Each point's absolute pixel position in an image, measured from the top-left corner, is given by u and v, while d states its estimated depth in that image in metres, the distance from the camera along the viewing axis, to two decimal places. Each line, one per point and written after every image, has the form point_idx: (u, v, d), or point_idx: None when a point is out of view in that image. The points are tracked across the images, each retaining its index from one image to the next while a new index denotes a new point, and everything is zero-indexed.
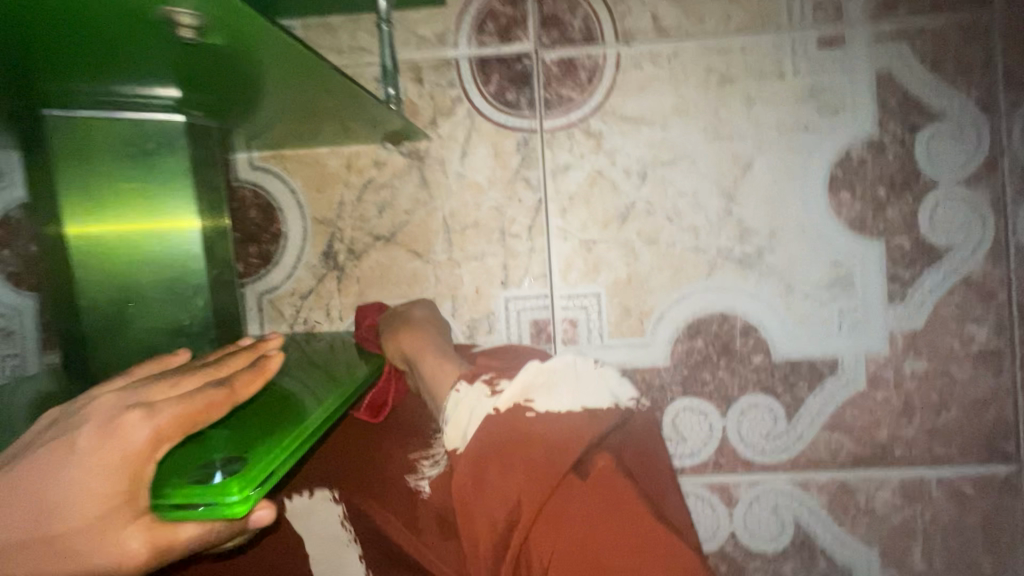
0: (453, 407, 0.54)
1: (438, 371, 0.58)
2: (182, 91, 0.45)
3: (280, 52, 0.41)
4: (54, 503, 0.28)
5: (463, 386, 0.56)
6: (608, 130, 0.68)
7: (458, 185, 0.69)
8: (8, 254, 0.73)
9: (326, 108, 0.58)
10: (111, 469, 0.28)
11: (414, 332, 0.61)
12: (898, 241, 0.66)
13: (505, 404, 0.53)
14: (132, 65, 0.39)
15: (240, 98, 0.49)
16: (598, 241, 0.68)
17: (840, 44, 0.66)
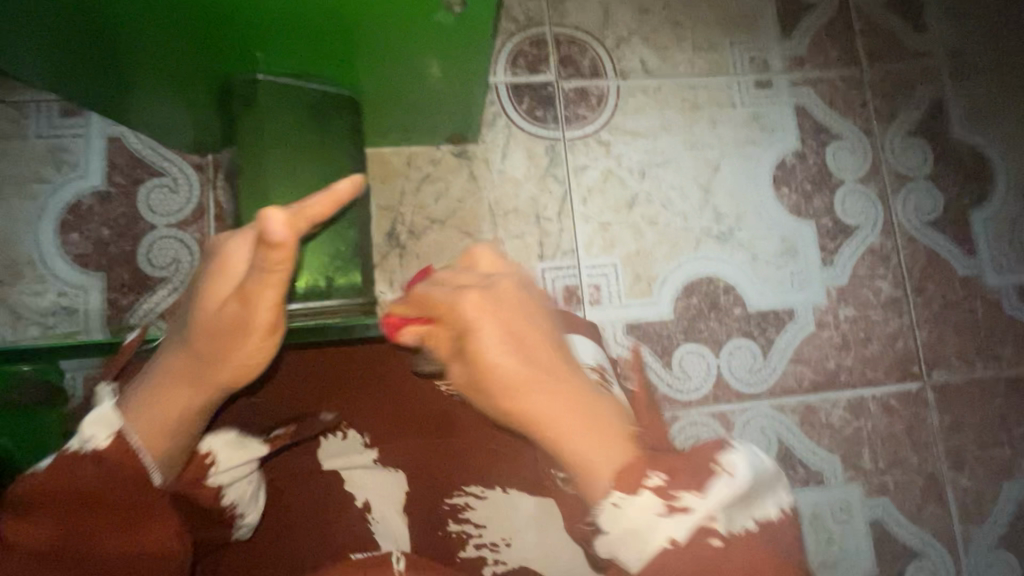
0: (610, 519, 0.39)
1: (595, 441, 0.41)
2: (381, 77, 0.61)
3: (466, 53, 0.59)
4: (233, 320, 0.46)
5: (619, 494, 0.39)
6: (615, 139, 0.89)
7: (501, 179, 0.86)
8: (76, 237, 0.78)
9: (429, 116, 0.74)
10: (258, 286, 0.45)
11: (506, 372, 0.44)
12: (823, 221, 0.91)
13: (685, 534, 0.38)
14: (349, 42, 0.55)
15: (391, 88, 0.64)
16: (613, 223, 0.87)
17: (770, 86, 0.93)
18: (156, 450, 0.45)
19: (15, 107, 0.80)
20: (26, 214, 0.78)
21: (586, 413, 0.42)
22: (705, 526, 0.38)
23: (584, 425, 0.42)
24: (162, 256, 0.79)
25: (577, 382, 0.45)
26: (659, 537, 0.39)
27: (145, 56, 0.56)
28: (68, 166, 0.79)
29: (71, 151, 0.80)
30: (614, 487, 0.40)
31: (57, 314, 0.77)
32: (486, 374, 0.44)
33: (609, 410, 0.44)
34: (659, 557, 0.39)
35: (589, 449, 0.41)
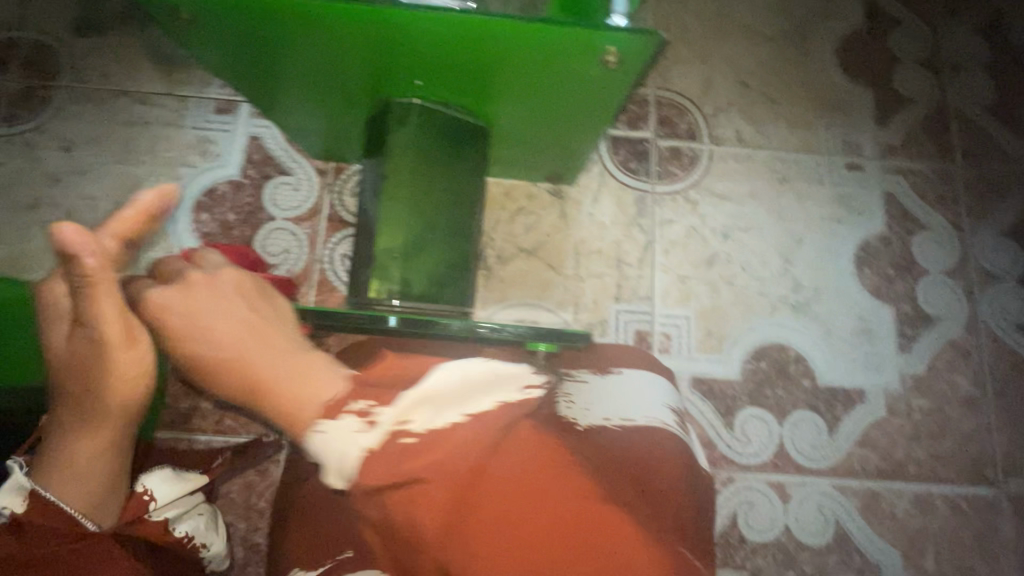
0: (323, 455, 0.38)
1: (299, 380, 0.42)
2: (519, 107, 0.64)
3: (601, 97, 0.62)
4: (79, 368, 0.47)
5: (327, 422, 0.39)
6: (702, 199, 0.93)
7: (589, 221, 0.91)
8: (207, 218, 0.87)
9: (548, 138, 0.74)
10: (117, 326, 0.46)
11: (218, 334, 0.45)
12: (903, 307, 0.90)
13: (376, 441, 0.38)
14: (509, 64, 0.57)
15: (526, 110, 0.65)
16: (691, 277, 0.90)
17: (860, 169, 0.96)
18: (83, 501, 0.51)
19: (178, 99, 0.91)
20: None
21: (291, 370, 0.42)
22: (427, 427, 0.38)
23: (296, 376, 0.42)
24: (277, 245, 0.87)
25: (283, 343, 0.46)
26: (363, 445, 0.38)
27: (314, 61, 0.60)
28: (213, 155, 0.90)
29: (217, 143, 0.90)
30: (318, 417, 0.40)
31: None
32: (195, 337, 0.45)
33: (322, 368, 0.43)
34: (359, 470, 0.37)
35: (307, 396, 0.41)
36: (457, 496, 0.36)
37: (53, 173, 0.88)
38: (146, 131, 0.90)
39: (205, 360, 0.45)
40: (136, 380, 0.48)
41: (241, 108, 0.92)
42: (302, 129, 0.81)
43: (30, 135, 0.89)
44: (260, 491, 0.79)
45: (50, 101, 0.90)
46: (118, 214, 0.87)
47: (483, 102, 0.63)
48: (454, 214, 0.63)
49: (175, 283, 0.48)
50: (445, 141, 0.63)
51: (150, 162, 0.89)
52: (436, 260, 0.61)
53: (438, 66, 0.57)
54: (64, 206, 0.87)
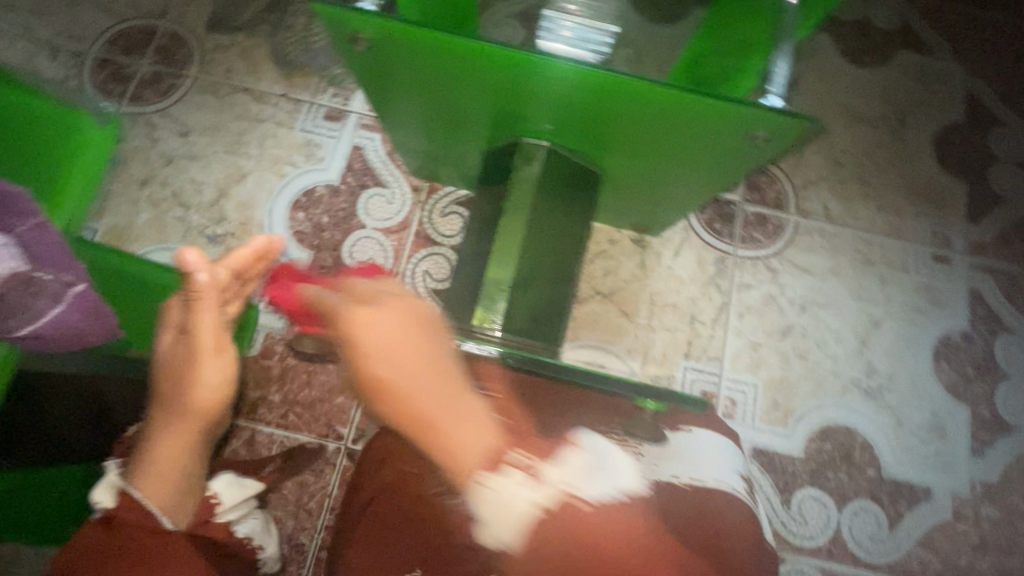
0: (484, 504, 0.37)
1: (474, 440, 0.38)
2: (647, 157, 0.64)
3: (738, 162, 0.59)
4: (183, 373, 0.55)
5: (494, 476, 0.37)
6: (783, 269, 0.93)
7: (667, 274, 0.91)
8: (302, 217, 0.91)
9: (663, 186, 0.71)
10: (199, 332, 0.55)
11: (396, 376, 0.40)
12: (980, 410, 0.88)
13: (553, 501, 0.37)
14: (646, 116, 0.55)
15: (650, 158, 0.64)
16: (763, 345, 0.89)
17: (947, 262, 0.95)
18: (163, 500, 0.52)
19: (292, 102, 0.96)
20: (270, 187, 0.92)
21: (460, 421, 0.39)
22: (561, 495, 0.37)
23: (464, 421, 0.39)
24: (363, 253, 0.90)
25: (456, 386, 0.41)
26: (529, 506, 0.37)
27: (450, 90, 0.60)
28: (315, 159, 0.94)
29: (321, 148, 0.94)
30: (479, 469, 0.38)
31: None
32: (371, 369, 0.40)
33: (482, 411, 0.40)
34: (532, 528, 0.37)
35: (473, 457, 0.38)
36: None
37: (168, 155, 0.93)
38: (258, 127, 0.95)
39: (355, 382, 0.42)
40: (218, 384, 0.57)
41: (348, 117, 0.95)
42: (405, 147, 0.83)
43: (153, 116, 0.94)
44: (312, 491, 0.80)
45: (176, 87, 0.96)
46: (221, 201, 0.91)
47: (609, 150, 0.64)
48: (558, 257, 0.67)
49: (364, 302, 0.43)
50: (562, 189, 0.66)
51: (258, 157, 0.94)
52: (541, 291, 0.66)
53: (572, 117, 0.59)
54: (173, 187, 0.91)
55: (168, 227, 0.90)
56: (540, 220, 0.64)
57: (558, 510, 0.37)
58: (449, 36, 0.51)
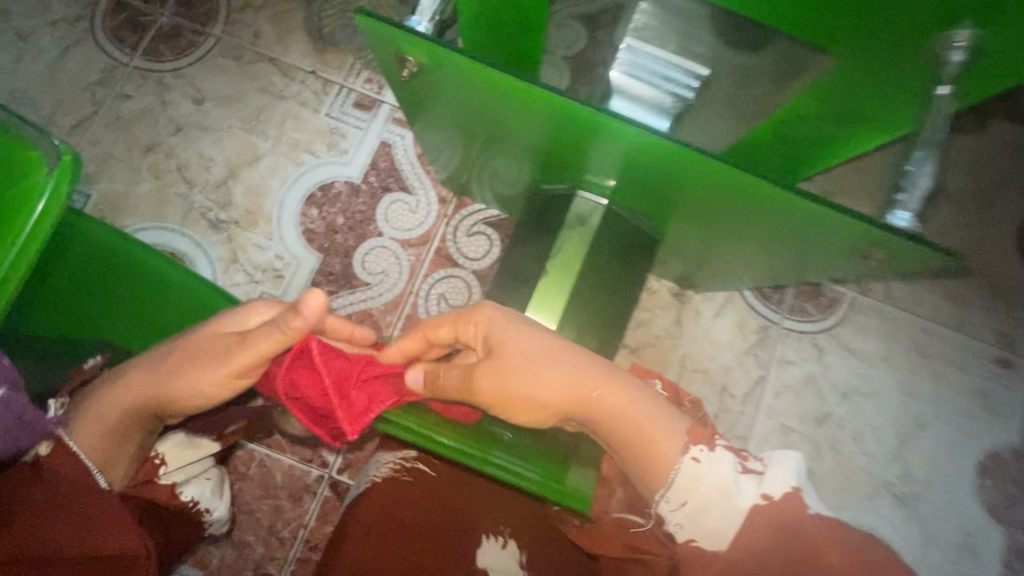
0: (690, 480, 0.48)
1: (647, 416, 0.51)
2: (719, 240, 0.56)
3: (829, 266, 0.52)
4: (192, 374, 0.52)
5: (701, 451, 0.50)
6: (830, 349, 0.84)
7: (703, 335, 0.83)
8: (315, 213, 0.82)
9: (724, 260, 0.61)
10: (240, 359, 0.51)
11: (553, 371, 0.52)
12: (1018, 536, 0.80)
13: (775, 493, 0.46)
14: (734, 202, 0.48)
15: (721, 236, 0.55)
16: (795, 430, 0.82)
17: (1010, 367, 0.86)
18: (96, 452, 0.53)
19: (320, 81, 0.86)
20: (284, 175, 0.83)
21: (631, 400, 0.52)
22: (789, 489, 0.46)
23: (646, 419, 0.51)
24: (376, 264, 0.81)
25: (610, 374, 0.53)
26: (745, 494, 0.47)
27: (499, 126, 0.54)
28: (337, 150, 0.84)
29: (345, 138, 0.85)
30: (685, 449, 0.50)
31: (266, 272, 0.80)
32: (508, 348, 0.53)
33: (660, 402, 0.53)
34: (753, 512, 0.46)
35: (642, 432, 0.51)
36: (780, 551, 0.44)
37: (177, 122, 0.84)
38: (280, 104, 0.85)
39: (459, 392, 0.54)
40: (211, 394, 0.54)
41: (379, 108, 0.86)
42: (441, 153, 0.73)
43: (166, 75, 0.85)
44: (287, 519, 0.74)
45: (195, 46, 0.86)
46: (229, 183, 0.82)
47: (678, 222, 0.56)
48: (597, 326, 0.61)
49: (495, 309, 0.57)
50: (614, 255, 0.60)
51: (275, 138, 0.84)
52: None
53: (648, 182, 0.51)
54: (178, 159, 0.83)
55: (168, 204, 0.81)
56: (587, 286, 0.59)
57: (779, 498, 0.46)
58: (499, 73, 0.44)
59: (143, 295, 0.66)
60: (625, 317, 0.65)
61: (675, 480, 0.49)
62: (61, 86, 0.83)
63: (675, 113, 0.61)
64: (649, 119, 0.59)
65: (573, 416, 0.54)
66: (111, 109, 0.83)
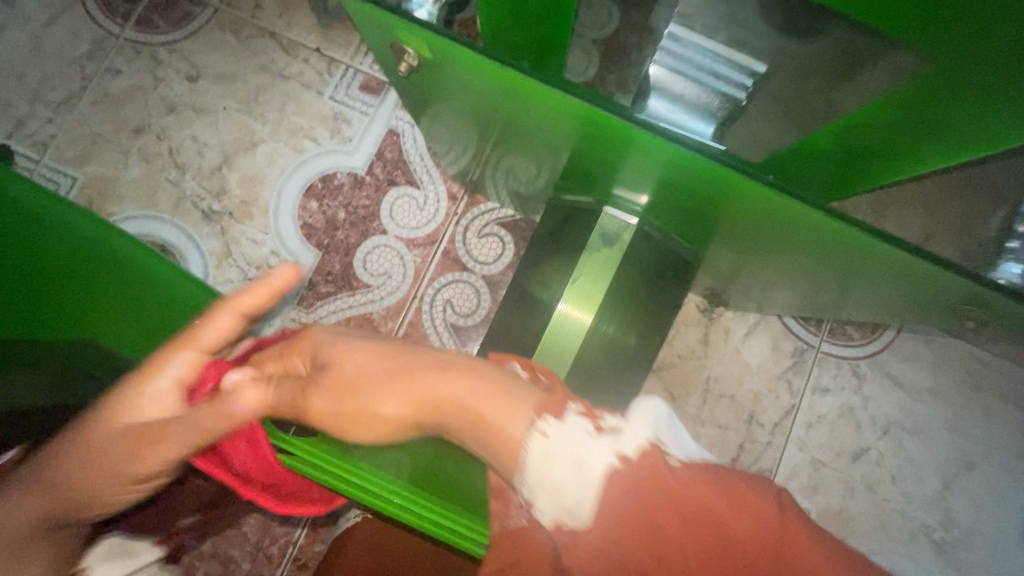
0: (543, 456, 0.42)
1: (499, 401, 0.46)
2: (779, 258, 0.50)
3: (910, 299, 0.46)
4: (103, 471, 0.49)
5: (550, 423, 0.43)
6: (872, 377, 0.76)
7: (732, 357, 0.76)
8: (315, 207, 0.76)
9: (765, 276, 0.61)
10: (146, 456, 0.48)
11: (370, 369, 0.50)
12: None
13: (627, 444, 0.41)
14: (796, 228, 0.41)
15: (759, 259, 0.53)
16: (827, 465, 0.75)
17: None
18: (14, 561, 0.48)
19: (325, 60, 0.78)
20: (283, 163, 0.77)
21: (481, 386, 0.47)
22: (646, 443, 0.42)
23: (501, 406, 0.45)
24: (378, 264, 0.75)
25: (459, 360, 0.50)
26: (602, 456, 0.41)
27: (517, 125, 0.48)
28: (340, 137, 0.77)
29: (350, 124, 0.78)
30: (540, 420, 0.44)
31: (262, 269, 0.75)
32: (336, 357, 0.52)
33: (514, 384, 0.47)
34: (609, 474, 0.40)
35: (505, 424, 0.44)
36: (654, 517, 0.39)
37: (170, 101, 0.77)
38: (280, 85, 0.78)
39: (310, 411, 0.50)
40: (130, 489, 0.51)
41: (387, 92, 0.78)
42: (453, 144, 0.65)
43: (160, 48, 0.78)
44: (276, 535, 0.70)
45: (190, 17, 0.79)
46: (224, 170, 0.76)
47: (720, 240, 0.49)
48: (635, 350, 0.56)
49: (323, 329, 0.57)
50: (649, 272, 0.53)
51: (274, 122, 0.78)
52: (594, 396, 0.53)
53: (686, 194, 0.44)
54: (171, 142, 0.77)
55: (158, 191, 0.75)
56: (617, 307, 0.53)
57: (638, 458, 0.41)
58: (507, 70, 0.38)
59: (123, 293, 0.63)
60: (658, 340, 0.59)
61: (530, 459, 0.42)
62: (48, 58, 0.77)
63: (723, 114, 0.50)
64: (693, 126, 0.50)
65: (427, 426, 0.49)
66: (100, 85, 0.77)
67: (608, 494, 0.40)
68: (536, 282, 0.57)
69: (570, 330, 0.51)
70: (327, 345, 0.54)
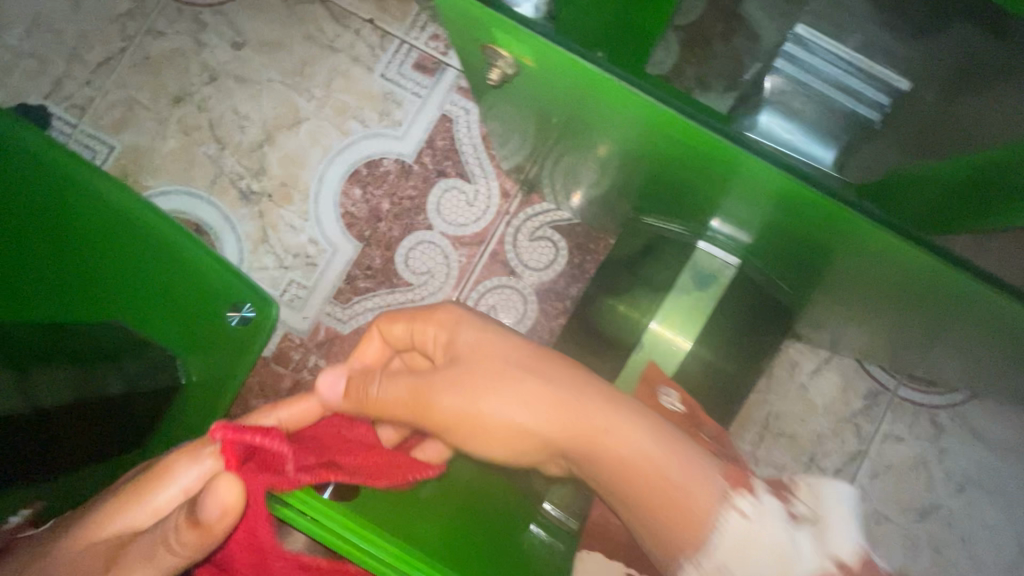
0: (739, 542, 0.34)
1: (675, 468, 0.37)
2: (869, 305, 0.45)
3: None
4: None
5: (746, 501, 0.36)
6: (952, 429, 0.69)
7: (797, 394, 0.69)
8: (358, 194, 0.71)
9: (835, 318, 0.54)
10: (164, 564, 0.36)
11: (517, 373, 0.41)
12: None
13: (840, 550, 0.34)
14: (893, 269, 0.36)
15: (841, 304, 0.47)
16: (891, 520, 0.68)
17: None
18: None
19: (378, 33, 0.72)
20: (327, 144, 0.71)
21: (652, 429, 0.39)
22: (850, 549, 0.34)
23: (683, 472, 0.37)
24: (421, 262, 0.70)
25: (616, 396, 0.41)
26: (812, 561, 0.33)
27: (607, 144, 0.42)
28: (389, 120, 0.71)
29: (400, 106, 0.72)
30: (732, 490, 0.36)
31: (298, 257, 0.70)
32: (475, 355, 0.42)
33: (665, 427, 0.39)
34: None
35: (680, 485, 0.37)
36: None
37: (212, 68, 0.72)
38: (329, 58, 0.72)
39: (408, 405, 0.41)
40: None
41: (443, 73, 0.72)
42: (511, 136, 0.56)
43: (204, 11, 0.73)
44: None
45: None
46: (265, 148, 0.71)
47: (805, 278, 0.44)
48: (708, 393, 0.52)
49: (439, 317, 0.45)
50: (726, 307, 0.51)
51: (320, 99, 0.72)
52: None
53: (771, 229, 0.40)
54: (211, 114, 0.72)
55: (195, 166, 0.71)
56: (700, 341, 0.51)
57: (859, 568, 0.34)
58: (615, 84, 0.33)
59: (147, 275, 0.59)
60: (735, 386, 0.53)
61: (718, 541, 0.35)
62: (88, 15, 0.72)
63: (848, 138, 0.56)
64: (809, 147, 0.56)
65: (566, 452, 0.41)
66: (140, 47, 0.72)
67: None
68: (617, 302, 0.55)
69: (666, 348, 0.51)
70: (475, 338, 0.43)
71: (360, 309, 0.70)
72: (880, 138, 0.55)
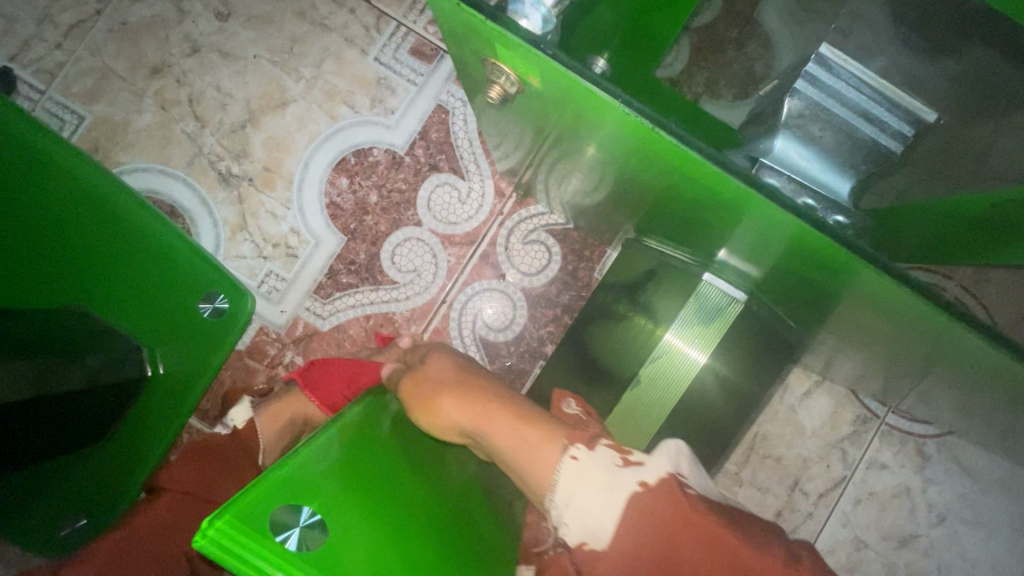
0: (569, 482, 0.37)
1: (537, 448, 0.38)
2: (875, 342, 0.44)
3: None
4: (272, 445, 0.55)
5: (580, 449, 0.38)
6: (937, 459, 0.68)
7: (785, 416, 0.68)
8: (344, 184, 0.67)
9: (831, 344, 0.51)
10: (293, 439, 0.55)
11: (448, 384, 0.45)
12: None
13: (653, 476, 0.36)
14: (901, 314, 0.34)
15: (847, 337, 0.45)
16: (870, 547, 0.68)
17: None
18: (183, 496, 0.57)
19: (373, 14, 0.68)
20: (313, 129, 0.67)
21: (530, 421, 0.40)
22: (664, 475, 0.37)
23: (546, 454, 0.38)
24: (407, 259, 0.67)
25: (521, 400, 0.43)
26: (627, 487, 0.36)
27: (619, 163, 0.39)
28: (381, 107, 0.68)
29: (393, 94, 0.68)
30: (570, 444, 0.38)
31: (279, 247, 0.67)
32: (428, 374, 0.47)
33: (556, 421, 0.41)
34: (632, 504, 0.36)
35: (534, 455, 0.38)
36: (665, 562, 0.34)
37: (194, 40, 0.68)
38: (320, 37, 0.68)
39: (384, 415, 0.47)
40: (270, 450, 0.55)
41: (441, 61, 0.68)
42: (504, 138, 0.52)
43: None
44: None
45: None
46: (247, 128, 0.67)
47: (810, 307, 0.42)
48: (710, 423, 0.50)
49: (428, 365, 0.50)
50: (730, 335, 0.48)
51: (309, 80, 0.68)
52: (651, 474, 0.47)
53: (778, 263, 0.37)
54: (191, 89, 0.67)
55: (172, 143, 0.67)
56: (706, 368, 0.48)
57: (658, 485, 0.36)
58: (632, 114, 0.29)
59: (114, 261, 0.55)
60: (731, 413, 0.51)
61: (555, 485, 0.37)
62: None
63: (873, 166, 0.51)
64: (829, 176, 0.50)
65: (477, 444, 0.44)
66: (117, 11, 0.67)
67: (628, 524, 0.35)
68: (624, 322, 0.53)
69: (679, 368, 0.48)
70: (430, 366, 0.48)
71: (343, 306, 0.67)
72: (905, 168, 0.50)
